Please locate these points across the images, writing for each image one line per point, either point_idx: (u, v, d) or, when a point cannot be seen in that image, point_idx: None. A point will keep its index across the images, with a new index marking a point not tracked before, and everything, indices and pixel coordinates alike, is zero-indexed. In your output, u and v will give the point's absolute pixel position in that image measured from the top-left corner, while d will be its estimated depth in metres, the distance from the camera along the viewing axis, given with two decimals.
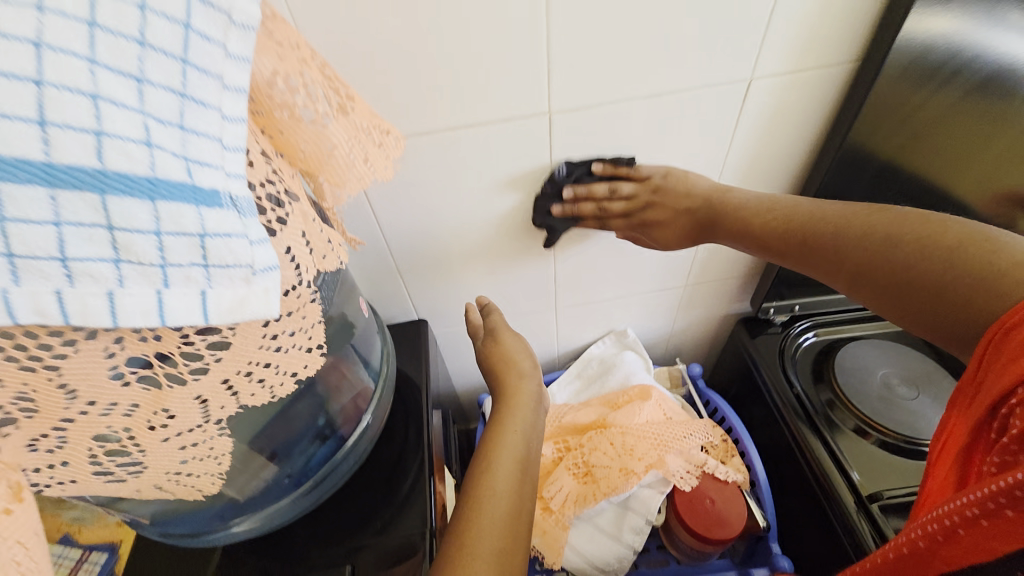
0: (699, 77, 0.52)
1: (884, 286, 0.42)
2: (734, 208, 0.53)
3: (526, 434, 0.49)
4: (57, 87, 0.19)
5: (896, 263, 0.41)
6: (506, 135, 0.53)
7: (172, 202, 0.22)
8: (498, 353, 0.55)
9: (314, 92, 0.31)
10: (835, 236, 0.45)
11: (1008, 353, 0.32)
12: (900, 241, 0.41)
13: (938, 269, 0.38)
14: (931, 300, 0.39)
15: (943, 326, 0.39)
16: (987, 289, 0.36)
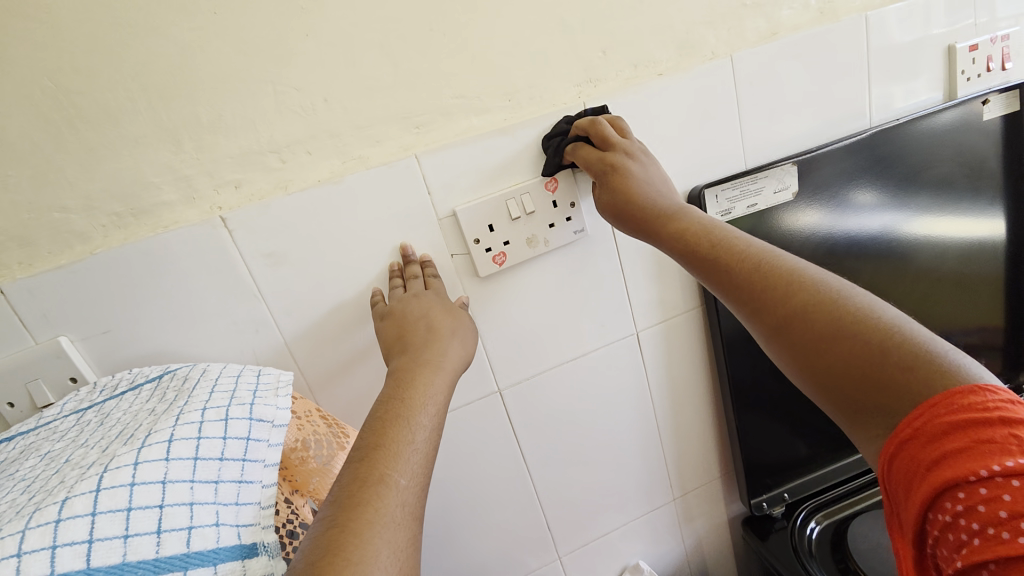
0: (600, 338, 0.72)
1: (809, 351, 0.40)
2: (682, 225, 0.52)
3: (445, 379, 0.48)
4: (171, 504, 0.32)
5: (832, 324, 0.39)
6: (470, 413, 0.69)
7: (226, 563, 0.32)
8: (419, 327, 0.53)
9: (323, 442, 0.45)
10: (778, 281, 0.43)
11: (909, 467, 0.34)
12: (838, 317, 0.39)
13: (873, 348, 0.37)
14: (861, 369, 0.37)
15: (855, 410, 0.38)
16: (923, 378, 0.34)
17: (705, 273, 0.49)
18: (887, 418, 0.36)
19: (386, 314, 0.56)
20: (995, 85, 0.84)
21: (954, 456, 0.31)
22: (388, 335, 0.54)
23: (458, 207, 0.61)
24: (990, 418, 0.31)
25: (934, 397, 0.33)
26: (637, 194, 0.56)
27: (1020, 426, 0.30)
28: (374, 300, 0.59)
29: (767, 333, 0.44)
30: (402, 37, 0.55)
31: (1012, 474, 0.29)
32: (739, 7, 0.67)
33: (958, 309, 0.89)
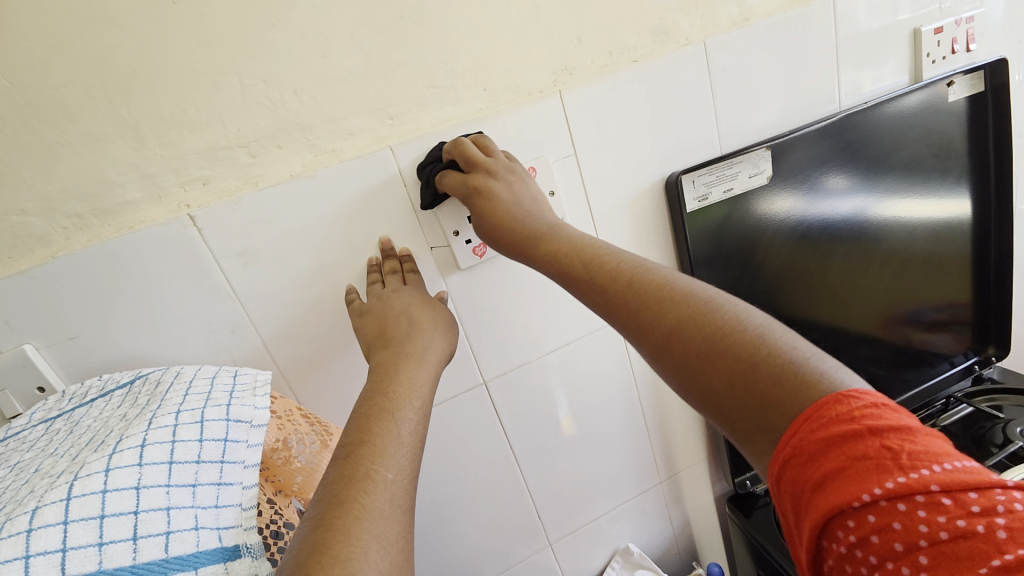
0: (584, 327, 0.73)
1: (690, 370, 0.40)
2: (554, 247, 0.51)
3: (428, 371, 0.48)
4: (147, 510, 0.31)
5: (707, 340, 0.39)
6: (456, 407, 0.69)
7: (209, 566, 0.31)
8: (396, 325, 0.52)
9: (306, 441, 0.45)
10: (652, 298, 0.43)
11: (799, 490, 0.34)
12: (713, 332, 0.40)
13: (748, 362, 0.37)
14: (740, 382, 0.37)
15: (742, 427, 0.38)
16: (794, 390, 0.36)
17: (580, 296, 0.48)
18: (771, 432, 0.36)
19: (364, 310, 0.55)
20: (960, 66, 0.86)
21: (839, 481, 0.32)
22: (369, 330, 0.53)
23: (437, 198, 0.60)
24: (862, 433, 0.32)
25: (807, 412, 0.34)
26: (513, 216, 0.54)
27: (885, 435, 0.32)
28: (351, 297, 0.58)
29: (647, 355, 0.43)
30: (372, 25, 0.54)
31: (894, 498, 0.30)
32: None
33: (928, 286, 0.92)
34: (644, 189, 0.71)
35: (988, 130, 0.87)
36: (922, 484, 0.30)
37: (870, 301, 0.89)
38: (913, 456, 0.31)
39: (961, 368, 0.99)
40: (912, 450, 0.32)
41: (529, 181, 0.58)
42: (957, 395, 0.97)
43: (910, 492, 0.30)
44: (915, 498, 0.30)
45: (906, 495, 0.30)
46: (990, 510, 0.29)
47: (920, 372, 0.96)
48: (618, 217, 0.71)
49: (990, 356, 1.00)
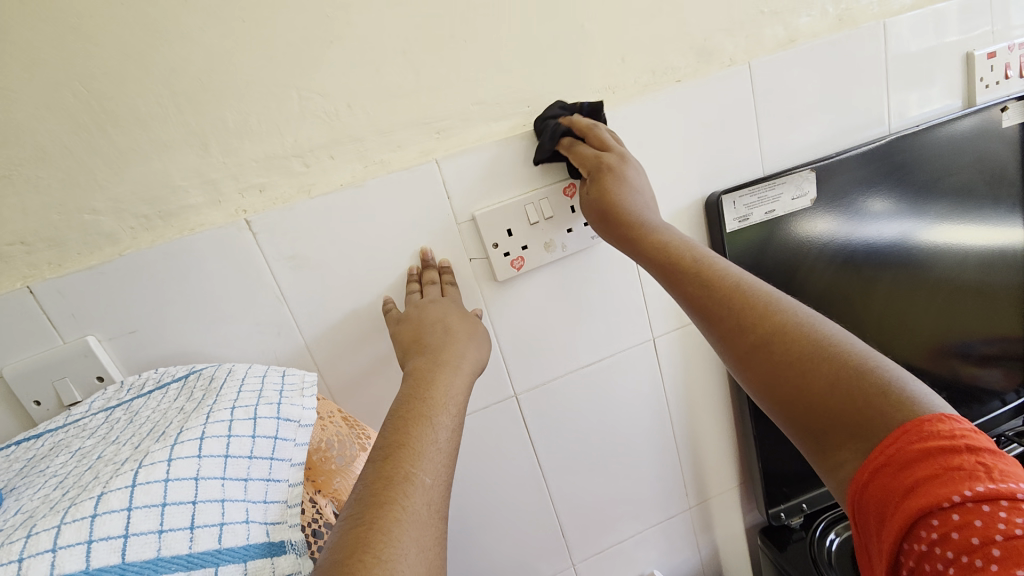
0: (616, 345, 0.72)
1: (779, 373, 0.42)
2: (660, 241, 0.53)
3: (463, 378, 0.48)
4: (203, 500, 0.32)
5: (807, 345, 0.41)
6: (485, 419, 0.69)
7: (256, 559, 0.32)
8: (435, 333, 0.53)
9: (346, 441, 0.46)
10: (759, 300, 0.46)
11: (884, 492, 0.35)
12: (812, 340, 0.42)
13: (850, 372, 0.39)
14: (837, 389, 0.39)
15: (827, 434, 0.39)
16: (893, 405, 0.37)
17: (679, 292, 0.51)
18: (863, 442, 0.37)
19: (402, 319, 0.57)
20: (1015, 92, 0.83)
21: (924, 481, 0.33)
22: (405, 338, 0.54)
23: (477, 211, 0.61)
24: (957, 444, 0.34)
25: (906, 424, 0.35)
26: (614, 206, 0.56)
27: (981, 450, 0.33)
28: (387, 308, 0.60)
29: (736, 353, 0.45)
30: (426, 44, 0.57)
31: (982, 499, 0.31)
32: (757, 14, 0.67)
33: (980, 317, 0.88)
34: (682, 207, 0.71)
35: None
36: (1009, 491, 0.31)
37: (917, 330, 0.85)
38: (1005, 472, 0.32)
39: (1014, 406, 0.93)
40: (1004, 467, 0.32)
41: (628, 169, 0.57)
42: (1010, 434, 0.91)
43: (998, 495, 0.31)
44: (999, 502, 0.31)
45: (993, 499, 0.31)
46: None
47: (968, 407, 0.91)
48: None
49: None
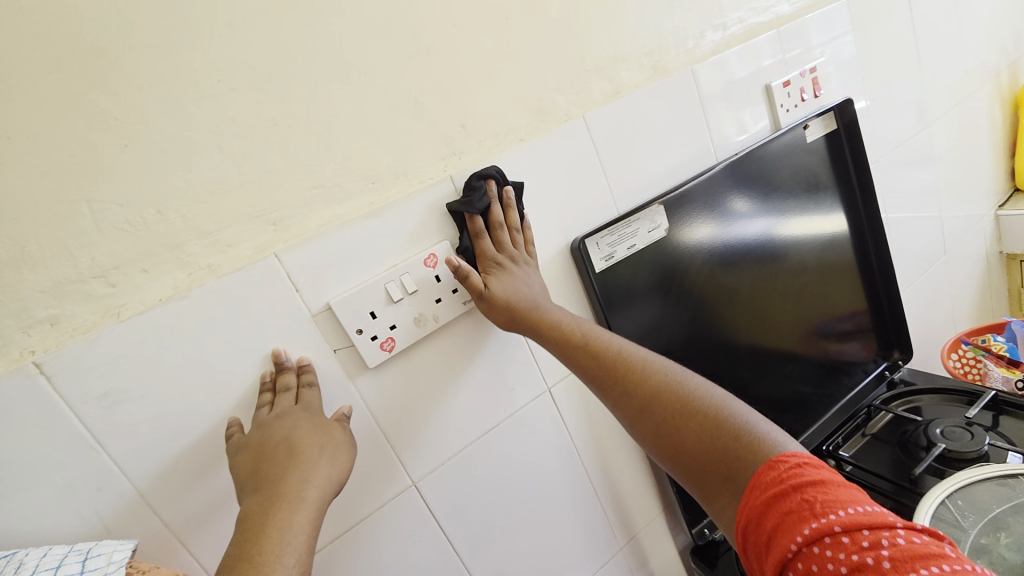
0: (513, 404, 0.70)
1: (661, 437, 0.50)
2: (553, 313, 0.60)
3: (306, 514, 0.44)
4: None
5: (671, 402, 0.50)
6: (385, 519, 0.62)
7: None
8: (274, 456, 0.48)
9: None
10: (629, 367, 0.54)
11: (759, 552, 0.42)
12: (672, 397, 0.51)
13: (708, 425, 0.48)
14: (700, 441, 0.47)
15: (703, 479, 0.47)
16: (740, 447, 0.46)
17: (577, 362, 0.58)
18: (732, 491, 0.45)
19: (244, 445, 0.51)
20: (813, 110, 0.95)
21: (774, 537, 0.40)
22: (244, 467, 0.49)
23: (333, 299, 0.56)
24: (785, 489, 0.41)
25: (751, 481, 0.44)
26: (512, 298, 0.61)
27: (803, 487, 0.41)
28: (231, 430, 0.53)
29: (624, 418, 0.54)
30: (242, 136, 0.52)
31: (810, 541, 0.38)
32: (582, 72, 0.72)
33: (826, 302, 0.99)
34: (550, 256, 0.72)
35: (849, 161, 0.97)
36: (825, 526, 0.38)
37: (782, 326, 0.94)
38: (824, 504, 0.39)
39: (873, 375, 1.05)
40: (824, 499, 0.40)
41: (518, 270, 0.63)
42: (877, 403, 0.99)
43: (820, 534, 0.38)
44: (823, 538, 0.38)
45: (817, 538, 0.38)
46: (879, 546, 0.36)
47: (838, 382, 1.02)
48: None
49: (897, 361, 1.07)
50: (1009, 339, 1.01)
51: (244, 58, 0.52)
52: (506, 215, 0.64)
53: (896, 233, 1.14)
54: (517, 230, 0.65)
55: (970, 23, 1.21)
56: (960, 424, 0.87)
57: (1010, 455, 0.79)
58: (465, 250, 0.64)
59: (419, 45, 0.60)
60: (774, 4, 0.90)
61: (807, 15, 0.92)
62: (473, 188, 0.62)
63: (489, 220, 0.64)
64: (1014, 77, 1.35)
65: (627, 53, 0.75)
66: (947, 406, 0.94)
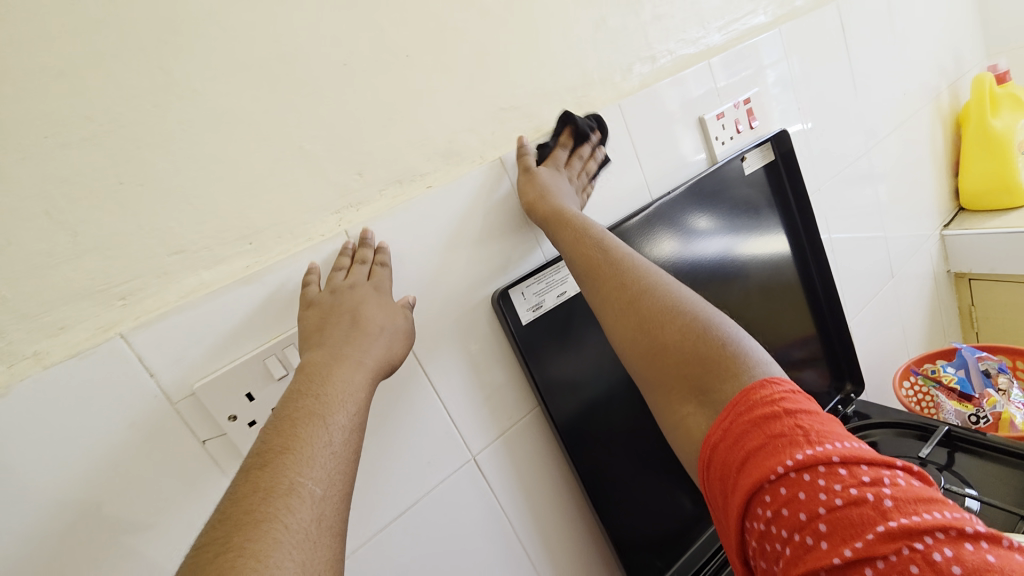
0: (432, 478, 0.63)
1: (646, 337, 0.52)
2: (564, 219, 0.61)
3: (364, 374, 0.48)
4: None
5: (663, 305, 0.53)
6: None
7: None
8: (343, 326, 0.50)
9: None
10: (626, 273, 0.56)
11: (731, 462, 0.42)
12: (663, 302, 0.53)
13: (692, 332, 0.50)
14: (682, 347, 0.50)
15: (673, 382, 0.50)
16: (724, 361, 0.47)
17: (575, 265, 0.60)
18: (703, 396, 0.47)
19: (315, 304, 0.52)
20: (749, 140, 0.93)
21: (758, 455, 0.40)
22: (308, 326, 0.51)
23: (197, 384, 0.49)
24: (779, 413, 0.41)
25: (736, 397, 0.44)
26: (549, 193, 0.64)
27: (797, 415, 0.41)
28: (307, 280, 0.54)
29: (612, 316, 0.56)
30: (76, 200, 0.45)
31: (802, 467, 0.38)
32: (498, 110, 0.67)
33: (779, 336, 0.95)
34: (471, 310, 0.65)
35: (789, 191, 0.94)
36: (823, 456, 0.38)
37: None
38: (818, 434, 0.40)
39: (828, 410, 1.01)
40: (818, 430, 0.40)
41: (569, 183, 0.67)
42: None
43: (815, 462, 0.38)
44: (817, 468, 0.38)
45: (811, 465, 0.38)
46: (879, 483, 0.36)
47: None
48: (446, 342, 0.63)
49: (849, 393, 1.03)
50: (960, 368, 0.98)
51: (77, 108, 0.44)
52: (586, 148, 0.71)
53: (843, 261, 1.12)
54: (586, 171, 0.71)
55: (907, 47, 1.22)
56: (914, 465, 0.82)
57: (967, 500, 0.73)
58: (528, 154, 0.67)
59: (302, 88, 0.53)
60: (705, 36, 0.88)
61: (739, 45, 0.90)
62: (583, 128, 0.69)
63: (569, 144, 0.70)
64: (954, 99, 1.36)
65: (548, 90, 0.71)
66: (902, 440, 0.89)
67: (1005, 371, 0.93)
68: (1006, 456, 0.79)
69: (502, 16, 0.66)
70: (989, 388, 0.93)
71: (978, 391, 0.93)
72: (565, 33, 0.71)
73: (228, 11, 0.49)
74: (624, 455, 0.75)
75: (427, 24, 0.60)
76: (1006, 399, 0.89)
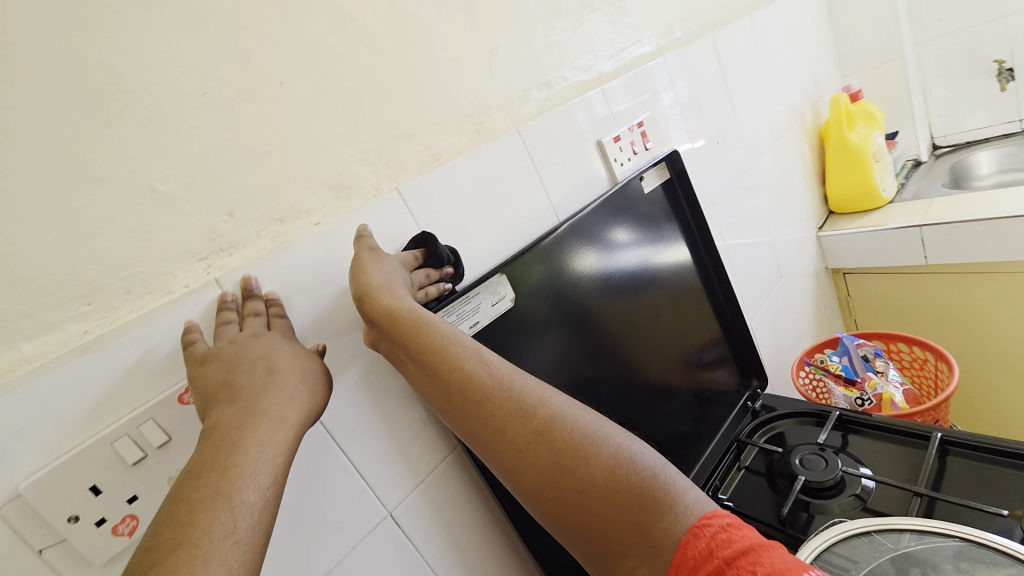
0: (343, 545, 0.57)
1: (557, 483, 0.43)
2: (434, 343, 0.51)
3: (284, 434, 0.42)
4: None
5: (567, 441, 0.44)
6: None
7: None
8: (251, 381, 0.44)
9: None
10: (522, 405, 0.47)
11: None
12: (562, 435, 0.45)
13: (603, 469, 0.43)
14: (599, 494, 0.42)
15: (600, 541, 0.42)
16: (649, 496, 0.41)
17: (464, 407, 0.49)
18: (638, 547, 0.41)
19: (208, 360, 0.46)
20: (645, 161, 0.98)
21: None
22: (207, 386, 0.45)
23: (21, 486, 0.40)
24: (721, 566, 0.37)
25: (676, 560, 0.39)
26: (392, 302, 0.53)
27: (738, 561, 0.36)
28: (191, 339, 0.47)
29: (515, 461, 0.46)
30: None
31: None
32: (391, 138, 0.64)
33: (690, 343, 0.99)
34: (376, 353, 0.61)
35: (688, 206, 1.00)
36: None
37: (653, 376, 0.91)
38: None
39: (740, 408, 1.07)
40: (764, 575, 0.35)
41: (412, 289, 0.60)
42: (743, 437, 0.98)
43: None
44: None
45: None
46: None
47: (712, 413, 1.02)
48: (348, 390, 0.58)
49: (756, 389, 1.11)
50: (844, 356, 1.07)
51: None
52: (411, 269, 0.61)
53: (740, 266, 1.21)
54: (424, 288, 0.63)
55: (773, 72, 1.37)
56: (815, 450, 0.88)
57: (864, 481, 0.80)
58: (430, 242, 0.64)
59: (151, 121, 0.47)
60: (597, 63, 0.92)
61: (629, 72, 0.95)
62: (441, 254, 0.64)
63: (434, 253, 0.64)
64: (816, 117, 1.55)
65: (444, 118, 0.69)
66: (804, 429, 0.96)
67: (879, 355, 1.05)
68: (889, 433, 0.88)
69: (389, 43, 0.63)
70: (870, 372, 1.03)
71: (860, 375, 1.03)
72: (457, 61, 0.71)
73: (43, 33, 0.42)
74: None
75: (303, 51, 0.56)
76: (884, 380, 1.00)
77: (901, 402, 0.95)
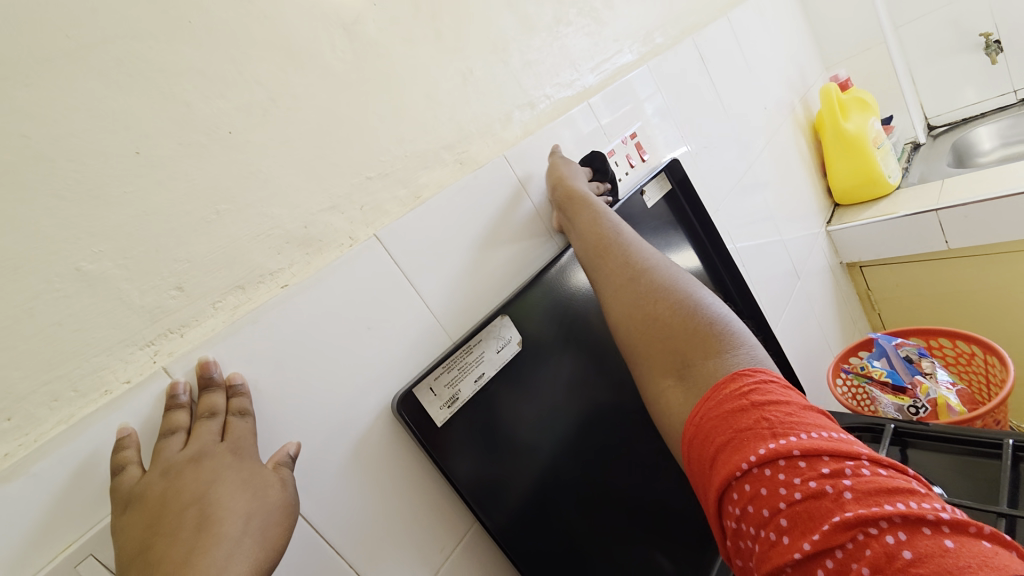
0: None
1: (639, 315, 0.54)
2: (586, 217, 0.66)
3: None
4: None
5: (662, 288, 0.55)
6: None
7: None
8: (177, 550, 0.34)
9: None
10: (632, 264, 0.59)
11: (704, 452, 0.41)
12: (661, 285, 0.55)
13: (680, 312, 0.51)
14: (671, 326, 0.51)
15: (654, 359, 0.51)
16: (704, 337, 0.49)
17: (592, 262, 0.63)
18: (678, 367, 0.48)
19: (139, 492, 0.37)
20: (643, 173, 0.91)
21: (725, 453, 0.39)
22: (135, 533, 0.36)
23: None
24: (745, 404, 0.40)
25: (708, 391, 0.44)
26: (570, 186, 0.69)
27: (765, 408, 0.39)
28: (120, 461, 0.38)
29: (613, 299, 0.58)
30: None
31: (763, 463, 0.36)
32: (363, 180, 0.57)
33: None
34: (369, 426, 0.52)
35: (692, 217, 0.93)
36: (785, 447, 0.36)
37: None
38: (785, 428, 0.38)
39: None
40: (786, 422, 0.38)
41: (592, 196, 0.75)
42: None
43: (775, 456, 0.36)
44: (777, 461, 0.36)
45: (772, 460, 0.36)
46: (840, 475, 0.34)
47: None
48: (340, 475, 0.49)
49: None
50: (882, 358, 1.00)
51: None
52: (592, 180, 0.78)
53: (755, 272, 1.14)
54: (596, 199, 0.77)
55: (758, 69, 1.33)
56: None
57: None
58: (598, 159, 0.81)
59: (73, 192, 0.40)
60: (580, 78, 0.87)
61: (613, 83, 0.90)
62: (607, 171, 0.81)
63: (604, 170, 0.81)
64: (807, 109, 1.51)
65: (421, 150, 0.63)
66: None
67: (924, 355, 0.96)
68: (953, 445, 0.78)
69: (350, 77, 0.57)
70: (917, 375, 0.93)
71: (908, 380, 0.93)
72: (430, 89, 0.65)
73: None
74: (586, 551, 0.63)
75: (251, 95, 0.49)
76: (935, 383, 0.90)
77: (958, 406, 0.85)
